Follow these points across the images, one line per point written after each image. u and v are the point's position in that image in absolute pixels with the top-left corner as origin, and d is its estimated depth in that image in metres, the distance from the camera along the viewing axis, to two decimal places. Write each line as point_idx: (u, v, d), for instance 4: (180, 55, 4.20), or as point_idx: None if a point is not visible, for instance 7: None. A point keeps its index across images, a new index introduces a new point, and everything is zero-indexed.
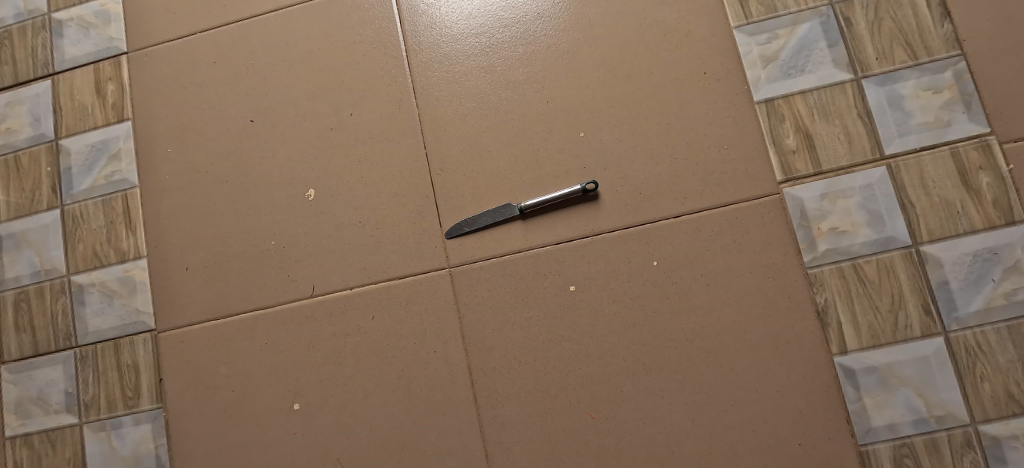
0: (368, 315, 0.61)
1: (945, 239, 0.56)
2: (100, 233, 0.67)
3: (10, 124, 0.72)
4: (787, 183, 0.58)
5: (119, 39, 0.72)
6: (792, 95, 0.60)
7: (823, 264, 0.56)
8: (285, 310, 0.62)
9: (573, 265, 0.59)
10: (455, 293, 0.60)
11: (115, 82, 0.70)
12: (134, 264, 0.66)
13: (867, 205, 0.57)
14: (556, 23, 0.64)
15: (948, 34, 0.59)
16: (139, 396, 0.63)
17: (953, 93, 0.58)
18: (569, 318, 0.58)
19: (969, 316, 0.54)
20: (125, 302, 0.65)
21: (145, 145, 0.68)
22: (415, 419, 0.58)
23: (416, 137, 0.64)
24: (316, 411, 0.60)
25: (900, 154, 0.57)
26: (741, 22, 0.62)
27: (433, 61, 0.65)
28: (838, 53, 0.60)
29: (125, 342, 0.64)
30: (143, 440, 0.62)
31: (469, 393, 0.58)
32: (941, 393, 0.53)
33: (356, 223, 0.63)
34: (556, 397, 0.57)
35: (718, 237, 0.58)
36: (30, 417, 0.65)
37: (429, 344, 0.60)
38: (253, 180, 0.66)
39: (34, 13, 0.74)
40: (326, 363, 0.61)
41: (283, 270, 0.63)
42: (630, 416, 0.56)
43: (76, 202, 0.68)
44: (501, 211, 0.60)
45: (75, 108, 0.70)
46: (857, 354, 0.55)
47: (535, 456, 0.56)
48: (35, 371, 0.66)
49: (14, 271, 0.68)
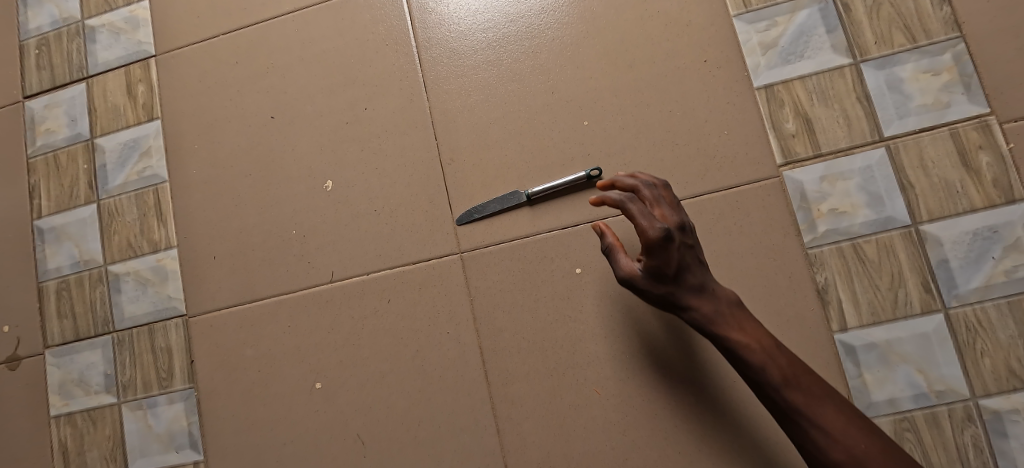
0: (385, 299, 0.64)
1: (945, 218, 0.57)
2: (134, 225, 0.71)
3: (49, 125, 0.76)
4: (787, 166, 0.60)
5: (147, 42, 0.76)
6: (792, 81, 0.61)
7: (823, 244, 0.58)
8: (306, 295, 0.66)
9: (580, 249, 0.62)
10: (466, 277, 0.63)
11: (145, 83, 0.75)
12: (166, 253, 0.70)
13: (866, 186, 0.58)
14: (560, 17, 0.67)
15: (947, 17, 0.60)
16: (173, 376, 0.67)
17: (952, 74, 0.59)
18: (577, 299, 0.61)
19: (969, 293, 0.55)
20: (158, 290, 0.69)
21: (174, 142, 0.72)
22: (430, 397, 0.61)
23: (427, 129, 0.67)
24: (337, 389, 0.63)
25: (899, 135, 0.59)
26: (740, 11, 0.64)
27: (443, 56, 0.68)
28: (837, 38, 0.62)
29: (158, 327, 0.68)
30: (176, 418, 0.66)
31: (482, 371, 0.61)
32: (941, 369, 0.55)
33: (373, 211, 0.66)
34: (564, 375, 0.60)
35: (719, 220, 0.60)
36: (73, 398, 0.69)
37: (442, 326, 0.62)
38: (274, 173, 0.69)
39: (69, 20, 0.79)
40: (346, 344, 0.64)
41: (303, 258, 0.66)
42: (635, 393, 0.58)
43: (111, 196, 0.72)
44: (509, 197, 0.63)
45: (109, 109, 0.75)
46: (857, 332, 0.56)
47: (546, 431, 0.59)
48: (76, 355, 0.70)
49: (55, 262, 0.73)
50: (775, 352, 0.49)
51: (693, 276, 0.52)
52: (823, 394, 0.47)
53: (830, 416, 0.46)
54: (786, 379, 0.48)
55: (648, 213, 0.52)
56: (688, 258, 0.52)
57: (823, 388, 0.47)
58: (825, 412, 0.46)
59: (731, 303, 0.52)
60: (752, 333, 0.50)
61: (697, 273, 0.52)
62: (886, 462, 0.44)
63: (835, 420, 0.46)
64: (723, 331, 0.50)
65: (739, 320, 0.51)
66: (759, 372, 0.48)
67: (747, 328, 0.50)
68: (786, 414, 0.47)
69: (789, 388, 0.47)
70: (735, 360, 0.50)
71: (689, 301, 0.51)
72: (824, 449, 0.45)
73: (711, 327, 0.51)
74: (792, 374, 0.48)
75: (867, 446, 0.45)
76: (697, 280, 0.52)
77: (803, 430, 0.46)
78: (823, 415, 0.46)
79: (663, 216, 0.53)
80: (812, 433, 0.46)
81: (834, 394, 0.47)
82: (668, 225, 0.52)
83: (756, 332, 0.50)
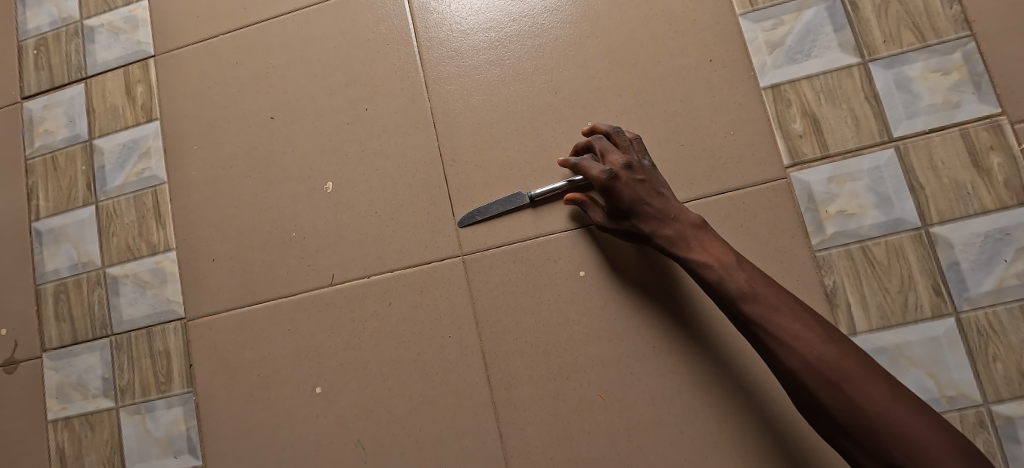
0: (386, 301, 0.63)
1: (956, 220, 0.56)
2: (133, 227, 0.71)
3: (48, 126, 0.76)
4: (794, 167, 0.59)
5: (146, 42, 0.75)
6: (798, 80, 0.60)
7: (831, 247, 0.57)
8: (306, 298, 0.65)
9: (584, 251, 0.61)
10: (468, 279, 0.62)
11: (145, 83, 0.74)
12: (165, 256, 0.69)
13: (875, 188, 0.57)
14: (563, 16, 0.66)
15: (957, 15, 0.59)
16: (171, 380, 0.66)
17: (962, 73, 0.58)
18: (580, 302, 0.60)
19: (980, 296, 0.54)
20: (157, 292, 0.68)
21: (173, 143, 0.72)
22: (431, 401, 0.61)
23: (428, 130, 0.66)
24: (338, 393, 0.62)
25: (908, 136, 0.58)
26: (746, 9, 0.63)
27: (445, 56, 0.67)
28: (845, 37, 0.61)
29: (157, 330, 0.67)
30: (175, 422, 0.65)
31: (484, 374, 0.60)
32: (952, 373, 0.53)
33: (373, 213, 0.65)
34: (567, 379, 0.59)
35: (725, 221, 0.59)
36: (71, 402, 0.68)
37: (443, 329, 0.62)
38: (274, 174, 0.68)
39: (68, 20, 0.78)
40: (346, 347, 0.63)
41: (303, 260, 0.66)
42: (640, 397, 0.57)
43: (110, 198, 0.72)
44: (512, 199, 0.62)
45: (108, 109, 0.74)
46: (866, 335, 0.55)
47: (549, 436, 0.58)
48: (74, 358, 0.69)
49: (53, 264, 0.72)
50: (735, 268, 0.50)
51: (651, 207, 0.54)
52: (780, 305, 0.48)
53: (785, 324, 0.47)
54: (742, 293, 0.49)
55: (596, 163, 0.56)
56: (640, 191, 0.54)
57: (781, 299, 0.48)
58: (780, 321, 0.47)
59: (692, 225, 0.53)
60: (710, 252, 0.52)
61: (654, 203, 0.54)
62: (841, 365, 0.45)
63: (791, 328, 0.47)
64: (684, 252, 0.53)
65: (700, 240, 0.53)
66: (717, 288, 0.50)
67: (704, 247, 0.52)
68: (747, 327, 0.49)
69: (745, 301, 0.49)
70: (701, 279, 0.52)
71: (650, 229, 0.54)
72: (781, 357, 0.47)
73: (673, 250, 0.53)
74: (748, 288, 0.49)
75: (823, 351, 0.45)
76: (654, 209, 0.54)
77: (769, 347, 0.47)
78: (780, 324, 0.47)
79: (611, 159, 0.56)
80: (770, 344, 0.47)
81: (792, 303, 0.48)
82: (614, 167, 0.55)
83: (713, 250, 0.52)
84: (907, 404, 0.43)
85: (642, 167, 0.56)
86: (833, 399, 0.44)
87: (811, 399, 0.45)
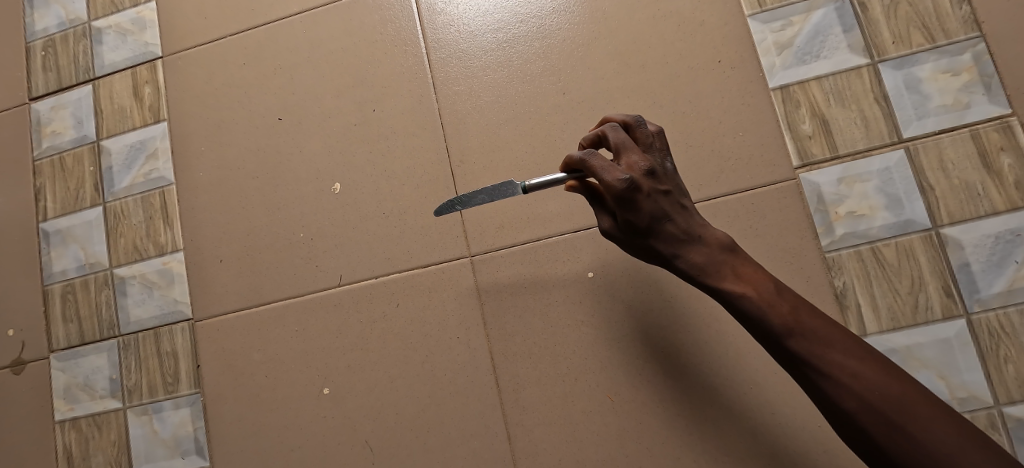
0: (394, 302, 0.63)
1: (966, 221, 0.55)
2: (140, 227, 0.71)
3: (55, 127, 0.76)
4: (803, 168, 0.59)
5: (154, 44, 0.75)
6: (807, 81, 0.60)
7: (841, 248, 0.57)
8: (313, 299, 0.65)
9: (592, 253, 0.61)
10: (476, 280, 0.62)
11: (152, 84, 0.74)
12: (173, 257, 0.69)
13: (885, 189, 0.57)
14: (571, 17, 0.66)
15: (966, 16, 0.59)
16: (179, 381, 0.66)
17: (972, 74, 0.58)
18: (589, 303, 0.60)
19: (991, 298, 0.54)
20: (164, 293, 0.68)
21: (180, 144, 0.72)
22: (439, 403, 0.60)
23: (436, 131, 0.66)
24: (345, 395, 0.62)
25: (917, 137, 0.58)
26: (755, 10, 0.63)
27: (453, 57, 0.67)
28: (854, 38, 0.60)
29: (164, 331, 0.67)
30: (182, 423, 0.65)
31: (492, 375, 0.60)
32: (963, 375, 0.53)
33: (380, 214, 0.65)
34: (575, 381, 0.59)
35: (734, 223, 0.59)
36: (78, 402, 0.68)
37: (451, 330, 0.61)
38: (281, 176, 0.68)
39: (75, 22, 0.79)
40: (354, 349, 0.63)
41: (311, 261, 0.66)
42: (649, 399, 0.57)
43: (117, 198, 0.72)
44: (501, 189, 0.52)
45: (116, 110, 0.74)
46: (876, 337, 0.55)
47: (557, 437, 0.58)
48: (82, 358, 0.69)
49: (61, 265, 0.72)
50: (775, 298, 0.43)
51: (675, 224, 0.45)
52: (832, 339, 0.41)
53: (839, 360, 0.40)
54: (790, 329, 0.42)
55: (612, 164, 0.45)
56: (665, 206, 0.45)
57: (829, 330, 0.42)
58: (833, 356, 0.40)
59: (723, 247, 0.45)
60: (750, 283, 0.44)
61: (678, 220, 0.45)
62: (906, 404, 0.38)
63: (842, 365, 0.40)
64: (716, 280, 0.44)
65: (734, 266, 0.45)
66: (761, 324, 0.42)
67: (743, 278, 0.44)
68: (795, 365, 0.42)
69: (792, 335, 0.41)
70: (735, 312, 0.44)
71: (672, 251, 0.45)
72: (835, 397, 0.40)
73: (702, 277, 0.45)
74: (794, 321, 0.42)
75: (882, 390, 0.39)
76: (679, 228, 0.45)
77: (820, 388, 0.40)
78: (829, 361, 0.40)
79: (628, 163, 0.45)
80: (822, 383, 0.40)
81: (841, 334, 0.42)
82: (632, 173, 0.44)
83: (754, 282, 0.44)
84: (978, 445, 0.37)
85: (663, 173, 0.46)
86: (892, 444, 0.38)
87: (865, 443, 0.39)
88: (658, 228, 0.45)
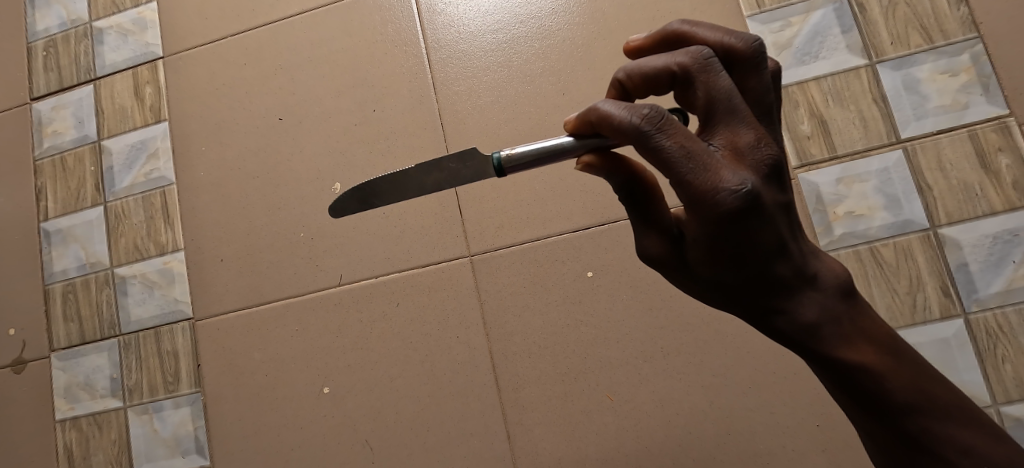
0: (394, 302, 0.63)
1: (964, 221, 0.56)
2: (141, 227, 0.71)
3: (56, 127, 0.76)
4: (802, 168, 0.59)
5: (155, 44, 0.75)
6: (806, 81, 0.61)
7: (839, 248, 0.57)
8: (314, 298, 0.65)
9: (592, 252, 0.61)
10: (476, 280, 0.62)
11: (153, 84, 0.74)
12: (173, 256, 0.69)
13: (884, 189, 0.57)
14: (571, 18, 0.66)
15: (964, 17, 0.59)
16: (179, 381, 0.66)
17: (970, 75, 0.58)
18: (588, 303, 0.60)
19: (989, 297, 0.54)
20: (165, 293, 0.69)
21: (181, 144, 0.72)
22: (439, 402, 0.60)
23: (436, 131, 0.66)
24: (345, 394, 0.62)
25: (915, 137, 0.58)
26: (754, 11, 0.63)
27: (453, 58, 0.67)
28: (852, 39, 0.61)
29: (165, 330, 0.68)
30: (183, 422, 0.65)
31: (491, 375, 0.60)
32: (961, 374, 0.53)
33: (380, 214, 0.65)
34: (574, 380, 0.59)
35: None
36: (78, 402, 0.68)
37: (451, 330, 0.62)
38: (282, 176, 0.69)
39: (76, 22, 0.79)
40: (354, 348, 0.63)
41: (311, 260, 0.66)
42: (647, 399, 0.57)
43: (118, 198, 0.72)
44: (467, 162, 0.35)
45: (117, 110, 0.75)
46: None
47: (556, 437, 0.58)
48: (82, 358, 0.69)
49: (62, 264, 0.72)
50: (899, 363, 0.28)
51: (784, 261, 0.28)
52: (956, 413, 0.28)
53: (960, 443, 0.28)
54: (912, 401, 0.28)
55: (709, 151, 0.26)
56: (784, 231, 0.28)
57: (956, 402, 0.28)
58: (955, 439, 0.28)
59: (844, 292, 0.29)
60: (870, 343, 0.28)
61: (790, 252, 0.28)
62: None
63: (968, 447, 0.28)
64: (835, 347, 0.28)
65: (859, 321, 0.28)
66: (875, 397, 0.28)
67: (864, 336, 0.28)
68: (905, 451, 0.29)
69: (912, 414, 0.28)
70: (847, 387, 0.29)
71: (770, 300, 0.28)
72: None
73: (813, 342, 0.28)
74: (918, 391, 0.28)
75: None
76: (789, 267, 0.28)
77: None
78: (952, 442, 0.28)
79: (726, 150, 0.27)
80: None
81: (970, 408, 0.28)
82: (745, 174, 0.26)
83: (875, 340, 0.28)
84: None
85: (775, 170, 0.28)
86: None
87: None
88: (753, 255, 0.27)
